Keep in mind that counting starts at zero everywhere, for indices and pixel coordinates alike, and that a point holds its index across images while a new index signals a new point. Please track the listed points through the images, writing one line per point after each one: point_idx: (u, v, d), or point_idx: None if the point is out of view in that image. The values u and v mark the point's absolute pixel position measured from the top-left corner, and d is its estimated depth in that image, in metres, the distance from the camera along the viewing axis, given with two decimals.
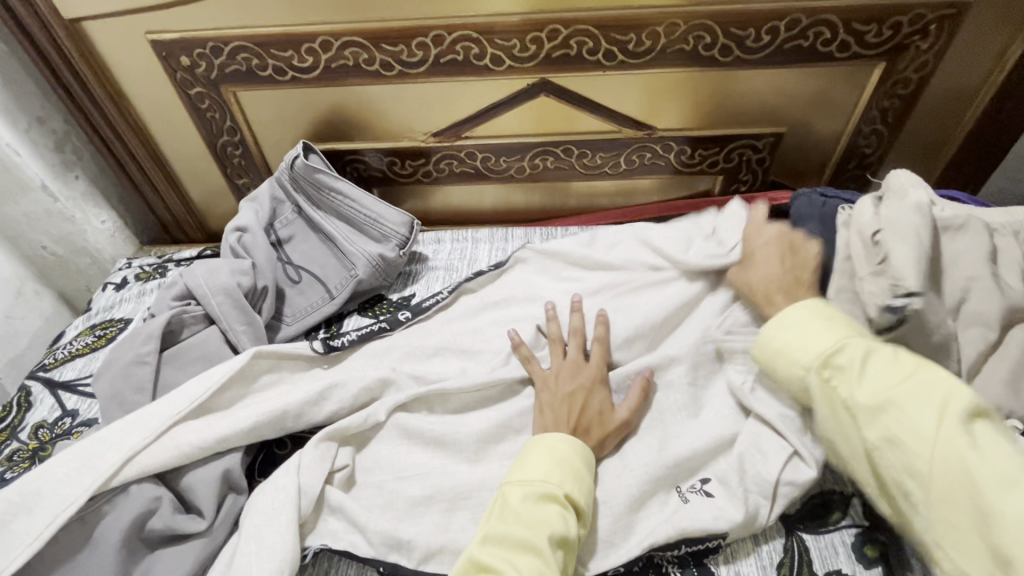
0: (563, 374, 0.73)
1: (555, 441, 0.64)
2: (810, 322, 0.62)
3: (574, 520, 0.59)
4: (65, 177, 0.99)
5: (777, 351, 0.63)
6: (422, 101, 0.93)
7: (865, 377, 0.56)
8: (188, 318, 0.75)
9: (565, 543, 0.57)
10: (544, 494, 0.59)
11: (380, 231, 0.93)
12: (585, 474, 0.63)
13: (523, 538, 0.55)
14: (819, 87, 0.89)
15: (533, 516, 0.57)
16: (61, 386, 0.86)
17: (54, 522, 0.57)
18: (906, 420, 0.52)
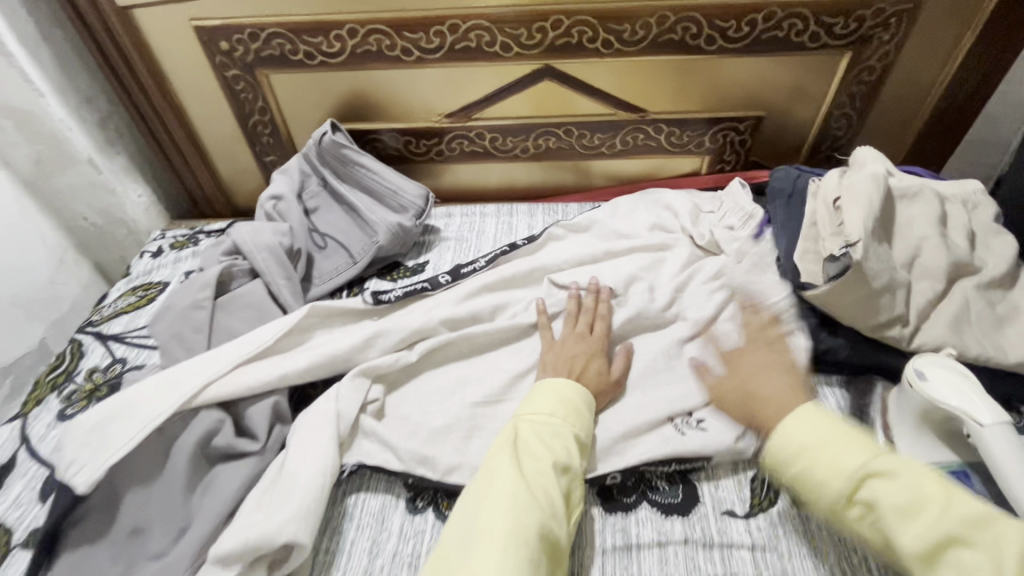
0: (569, 340, 0.82)
1: (558, 386, 0.73)
2: (828, 443, 0.55)
3: (577, 453, 0.67)
4: (108, 152, 1.08)
5: (798, 480, 0.56)
6: (437, 85, 1.03)
7: (898, 520, 0.50)
8: (235, 271, 0.85)
9: (569, 470, 0.65)
10: (550, 425, 0.68)
11: (399, 202, 1.02)
12: (587, 418, 0.72)
13: (531, 460, 0.64)
14: (794, 75, 0.99)
15: (541, 446, 0.65)
16: (110, 338, 0.94)
17: (144, 429, 0.66)
18: (966, 574, 0.45)
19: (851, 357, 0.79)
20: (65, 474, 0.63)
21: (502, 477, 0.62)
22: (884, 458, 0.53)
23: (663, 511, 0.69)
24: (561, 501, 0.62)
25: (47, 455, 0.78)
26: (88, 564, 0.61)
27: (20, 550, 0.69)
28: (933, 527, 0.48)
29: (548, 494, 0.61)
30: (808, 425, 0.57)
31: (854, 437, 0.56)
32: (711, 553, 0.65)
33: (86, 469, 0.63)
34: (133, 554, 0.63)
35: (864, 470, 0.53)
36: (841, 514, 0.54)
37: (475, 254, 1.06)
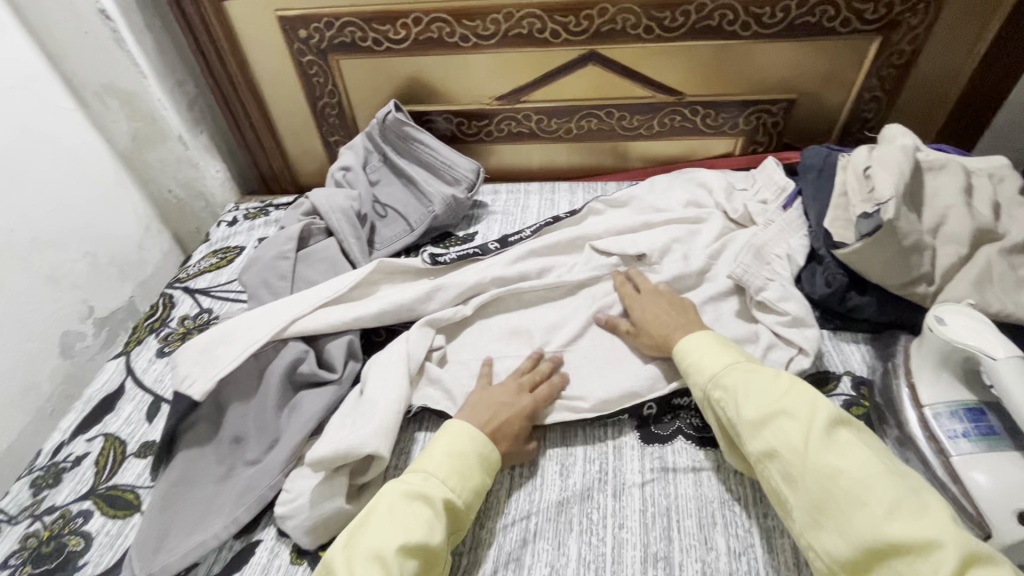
0: (646, 308, 0.83)
1: (452, 440, 0.69)
2: (708, 347, 0.72)
3: (440, 529, 0.61)
4: (194, 130, 1.22)
5: (686, 369, 0.73)
6: (489, 69, 1.12)
7: (744, 396, 0.64)
8: (313, 229, 0.99)
9: (426, 553, 0.59)
10: (415, 496, 0.63)
11: (453, 175, 1.12)
12: (474, 479, 0.67)
13: (376, 542, 0.58)
14: (825, 59, 1.06)
15: (393, 524, 0.60)
16: (197, 292, 1.06)
17: (243, 353, 0.77)
18: (780, 432, 0.60)
19: (876, 314, 0.85)
20: (180, 386, 0.75)
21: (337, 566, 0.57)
22: (754, 366, 0.68)
23: (698, 443, 0.75)
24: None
25: (150, 384, 0.90)
26: (201, 464, 0.74)
27: (134, 458, 0.80)
28: (767, 403, 0.62)
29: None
30: (705, 343, 0.73)
31: (737, 350, 0.72)
32: (742, 478, 0.71)
33: (199, 381, 0.75)
34: (236, 457, 0.75)
35: (735, 368, 0.68)
36: (710, 397, 0.68)
37: (520, 226, 1.15)
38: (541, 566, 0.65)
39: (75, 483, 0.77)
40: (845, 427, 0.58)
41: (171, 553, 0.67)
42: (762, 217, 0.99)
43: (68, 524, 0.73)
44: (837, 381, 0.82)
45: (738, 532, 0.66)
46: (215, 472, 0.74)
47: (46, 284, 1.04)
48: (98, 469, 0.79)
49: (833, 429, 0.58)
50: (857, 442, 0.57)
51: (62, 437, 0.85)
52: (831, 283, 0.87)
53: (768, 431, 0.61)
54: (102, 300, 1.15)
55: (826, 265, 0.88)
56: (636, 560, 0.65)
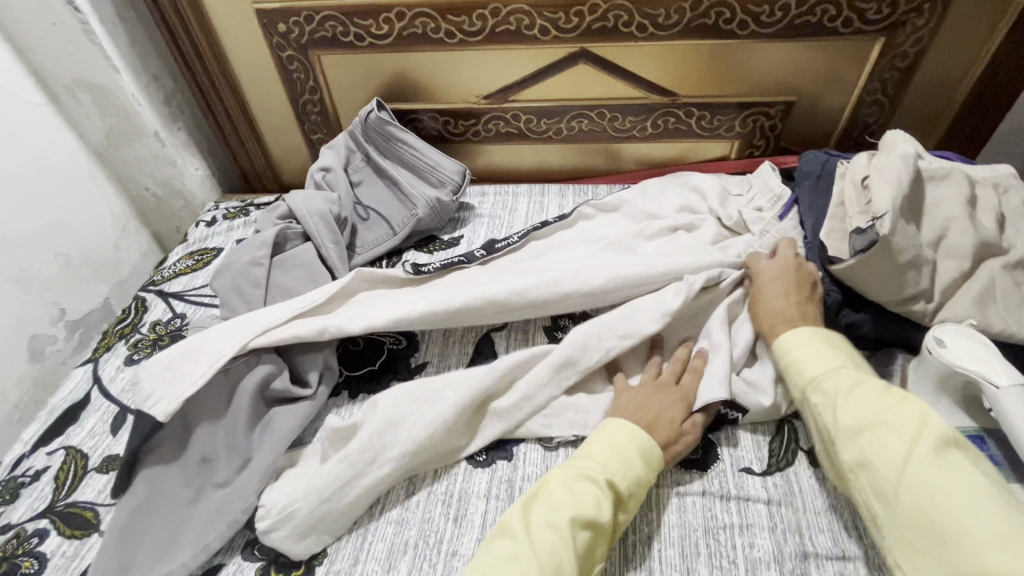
0: (762, 289, 0.79)
1: (616, 428, 0.67)
2: (809, 343, 0.70)
3: (607, 505, 0.61)
4: (170, 126, 1.17)
5: (786, 363, 0.71)
6: (476, 67, 1.08)
7: (845, 403, 0.62)
8: (289, 234, 0.95)
9: (596, 527, 0.59)
10: (586, 475, 0.63)
11: (438, 177, 1.08)
12: (637, 469, 0.64)
13: (552, 511, 0.60)
14: (825, 60, 1.01)
15: (563, 497, 0.61)
16: (171, 295, 1.02)
17: (210, 367, 0.73)
18: (877, 442, 0.58)
19: (874, 331, 0.81)
20: (145, 404, 0.71)
21: (513, 531, 0.59)
22: (864, 372, 0.65)
23: (683, 467, 0.72)
24: (572, 565, 0.56)
25: (117, 394, 0.87)
26: (165, 486, 0.70)
27: (95, 473, 0.76)
28: (871, 412, 0.60)
29: (563, 564, 0.56)
30: (812, 339, 0.70)
31: (846, 350, 0.69)
32: (727, 505, 0.68)
33: (164, 401, 0.71)
34: (202, 477, 0.71)
35: (840, 370, 0.65)
36: (807, 396, 0.67)
37: (507, 230, 1.11)
38: None
39: (33, 500, 0.74)
40: (958, 448, 0.55)
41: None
42: (757, 225, 0.95)
43: (23, 544, 0.70)
44: None
45: (723, 563, 0.63)
46: (180, 495, 0.70)
47: (13, 287, 1.00)
48: (57, 485, 0.75)
49: (940, 449, 0.55)
50: (966, 463, 0.54)
51: (22, 449, 0.82)
52: (824, 299, 0.82)
53: (864, 442, 0.59)
54: (75, 303, 1.12)
55: (821, 280, 0.84)
56: None
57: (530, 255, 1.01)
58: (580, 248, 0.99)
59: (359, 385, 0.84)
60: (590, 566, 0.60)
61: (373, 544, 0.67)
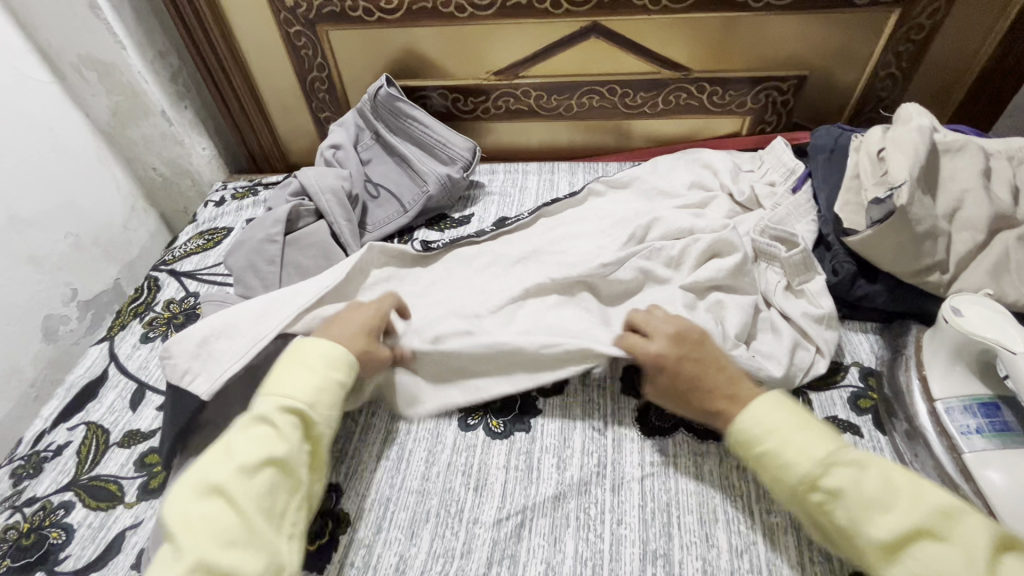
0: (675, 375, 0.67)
1: (302, 353, 0.66)
2: (788, 430, 0.58)
3: (292, 442, 0.59)
4: (177, 105, 1.16)
5: (766, 457, 0.59)
6: (486, 42, 1.07)
7: (869, 509, 0.52)
8: (302, 211, 0.94)
9: (276, 464, 0.58)
10: (258, 418, 0.60)
11: (448, 154, 1.07)
12: (317, 377, 0.64)
13: (210, 476, 0.56)
14: (839, 34, 1.01)
15: (232, 454, 0.57)
16: (184, 275, 1.02)
17: (251, 346, 0.74)
18: (928, 562, 0.49)
19: (887, 303, 0.82)
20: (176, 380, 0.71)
21: (173, 528, 0.53)
22: (859, 452, 0.56)
23: (701, 437, 0.73)
24: (243, 513, 0.54)
25: (134, 370, 0.87)
26: None
27: (117, 447, 0.77)
28: (908, 516, 0.51)
29: (237, 523, 0.53)
30: (782, 407, 0.60)
31: (827, 429, 0.59)
32: (745, 474, 0.69)
33: (201, 378, 0.70)
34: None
35: (839, 456, 0.55)
36: (808, 498, 0.56)
37: (518, 207, 1.11)
38: (536, 562, 0.63)
39: (56, 474, 0.75)
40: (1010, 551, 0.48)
41: None
42: (770, 200, 0.95)
43: (50, 516, 0.70)
44: (844, 371, 0.79)
45: (741, 529, 0.64)
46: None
47: (25, 267, 1.00)
48: (80, 459, 0.76)
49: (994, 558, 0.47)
50: None
51: (43, 425, 0.82)
52: (838, 271, 0.83)
53: (908, 560, 0.50)
54: (86, 283, 1.12)
55: (835, 252, 0.85)
56: (635, 557, 0.63)
57: (541, 231, 1.01)
58: (592, 224, 1.00)
59: None
60: (287, 509, 0.58)
61: (395, 513, 0.68)
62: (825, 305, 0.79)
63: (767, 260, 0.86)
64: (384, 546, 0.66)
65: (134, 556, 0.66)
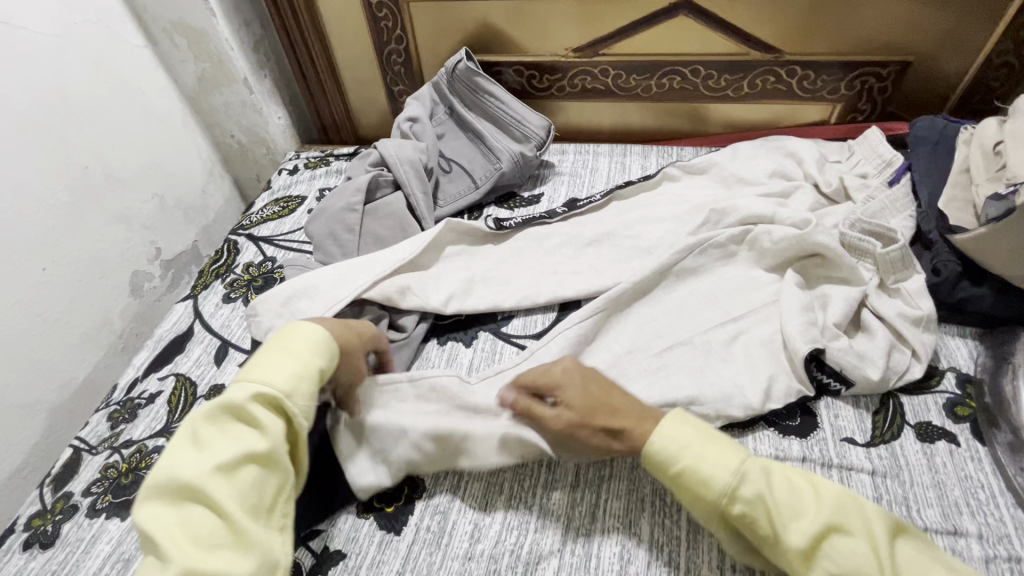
0: (572, 391, 0.64)
1: (280, 335, 0.61)
2: (697, 445, 0.58)
3: (269, 433, 0.55)
4: (258, 74, 1.19)
5: (680, 479, 0.57)
6: (568, 18, 1.05)
7: (784, 512, 0.53)
8: (382, 181, 0.95)
9: (255, 460, 0.54)
10: (228, 414, 0.55)
11: (522, 132, 1.06)
12: (286, 370, 0.57)
13: (181, 475, 0.52)
14: (952, 17, 0.94)
15: (207, 450, 0.53)
16: (261, 239, 1.06)
17: (332, 310, 0.75)
18: (841, 559, 0.50)
19: (993, 308, 0.76)
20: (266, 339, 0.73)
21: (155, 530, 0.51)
22: (759, 458, 0.58)
23: (782, 434, 0.71)
24: (227, 515, 0.50)
25: (218, 328, 0.91)
26: None
27: (204, 399, 0.81)
28: (815, 519, 0.52)
29: (221, 525, 0.51)
30: (688, 423, 0.60)
31: (723, 436, 0.59)
32: (829, 472, 0.67)
33: None
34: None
35: (750, 465, 0.56)
36: (728, 511, 0.55)
37: (588, 189, 1.09)
38: (610, 544, 0.63)
39: (150, 420, 0.79)
40: (902, 537, 0.52)
41: None
42: (863, 192, 0.90)
43: (145, 459, 0.75)
44: (940, 377, 0.75)
45: None
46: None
47: (118, 225, 1.05)
48: (171, 408, 0.80)
49: (894, 546, 0.50)
50: (918, 557, 0.50)
51: (136, 373, 0.87)
52: (940, 271, 0.78)
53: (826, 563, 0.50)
54: (168, 242, 1.17)
55: (937, 251, 0.80)
56: (713, 547, 0.62)
57: (613, 214, 1.00)
58: (668, 209, 0.98)
59: (447, 332, 0.86)
60: (276, 499, 0.55)
61: (468, 484, 0.69)
62: (924, 307, 0.75)
63: (855, 253, 0.82)
64: (460, 514, 0.67)
65: None
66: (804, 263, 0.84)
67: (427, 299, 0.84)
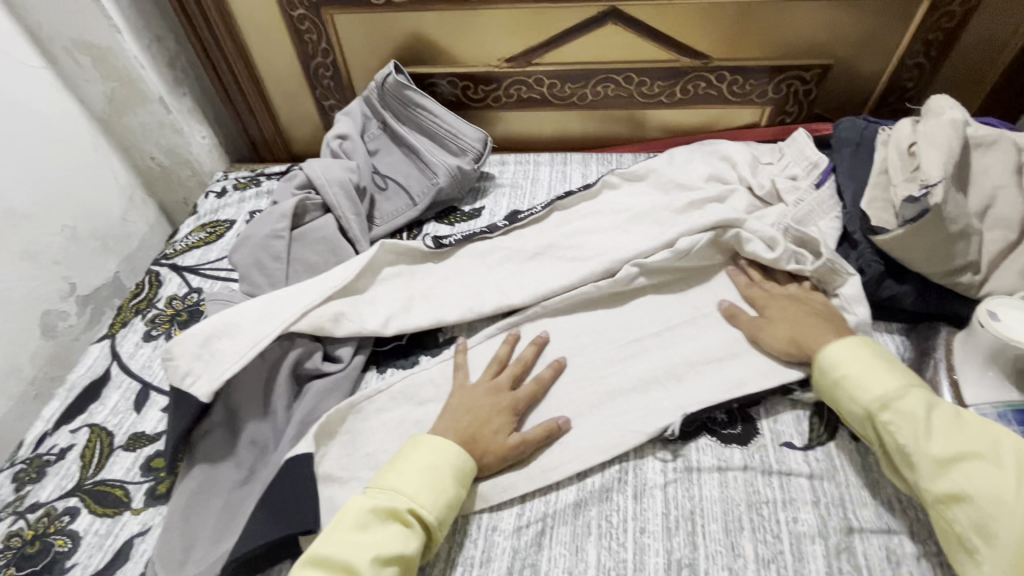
0: (779, 312, 0.78)
1: (439, 446, 0.64)
2: (865, 362, 0.67)
3: (414, 540, 0.58)
4: (176, 92, 1.12)
5: (841, 384, 0.67)
6: (497, 28, 1.03)
7: (931, 430, 0.60)
8: (309, 204, 0.90)
9: (401, 562, 0.56)
10: (389, 513, 0.59)
11: (459, 145, 1.03)
12: (450, 492, 0.62)
13: (342, 556, 0.55)
14: (867, 22, 0.97)
15: (366, 539, 0.57)
16: (185, 270, 0.99)
17: (254, 347, 0.71)
18: (973, 477, 0.56)
19: (917, 305, 0.79)
20: (182, 383, 0.68)
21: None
22: (928, 392, 0.64)
23: (725, 444, 0.71)
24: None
25: (137, 370, 0.84)
26: (220, 467, 0.68)
27: (122, 450, 0.75)
28: (981, 436, 0.58)
29: None
30: (852, 350, 0.68)
31: (896, 368, 0.66)
32: (770, 479, 0.67)
33: (203, 379, 0.68)
34: (256, 460, 0.69)
35: (905, 394, 0.63)
36: (878, 420, 0.63)
37: (530, 200, 1.08)
38: (558, 573, 0.61)
39: (60, 478, 0.73)
40: None
41: (199, 564, 0.61)
42: (792, 194, 0.92)
43: (54, 523, 0.68)
44: None
45: (767, 537, 0.62)
46: (234, 477, 0.68)
47: (22, 262, 0.97)
48: (84, 463, 0.74)
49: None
50: None
51: (44, 427, 0.80)
52: (865, 270, 0.80)
53: (961, 477, 0.57)
54: (85, 277, 1.08)
55: (862, 251, 0.82)
56: (659, 567, 0.61)
57: (554, 225, 0.99)
58: (608, 219, 0.97)
59: (387, 358, 0.83)
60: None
61: None
62: (858, 311, 0.77)
63: (765, 243, 0.84)
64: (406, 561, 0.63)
65: (142, 565, 0.64)
66: (729, 254, 0.85)
67: (362, 325, 0.81)
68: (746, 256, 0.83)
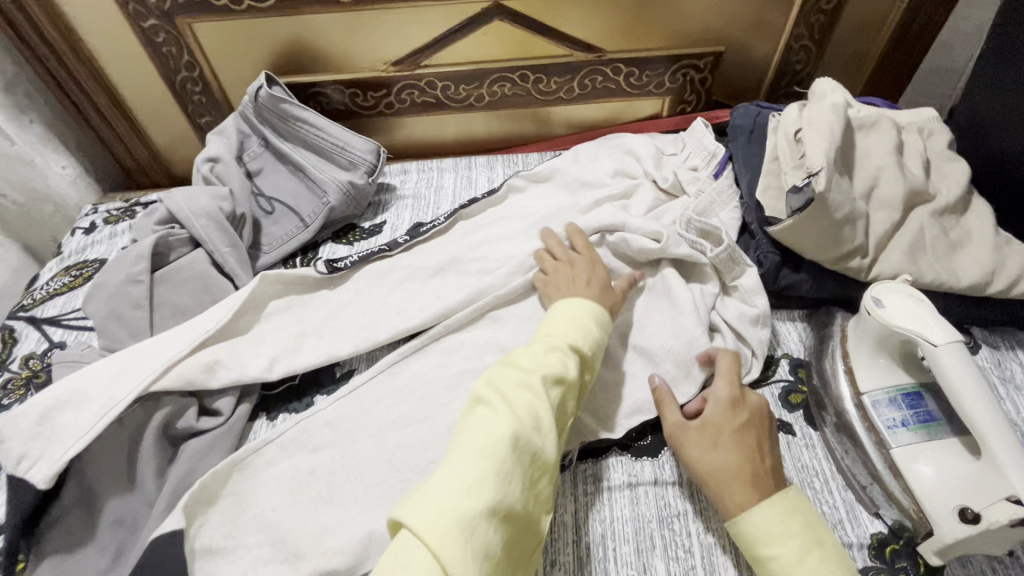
0: (716, 430, 0.63)
1: (571, 304, 0.71)
2: (798, 541, 0.54)
3: (574, 367, 0.63)
4: (20, 119, 0.98)
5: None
6: (378, 29, 0.96)
7: None
8: (172, 241, 0.82)
9: (565, 382, 0.62)
10: (552, 347, 0.64)
11: (348, 159, 0.96)
12: (595, 334, 0.69)
13: (514, 376, 0.61)
14: (751, 7, 0.97)
15: (532, 363, 0.62)
16: (46, 322, 0.88)
17: (102, 417, 0.63)
18: None
19: (812, 291, 0.80)
20: (17, 469, 0.59)
21: (490, 395, 0.59)
22: None
23: (635, 458, 0.69)
24: (548, 414, 0.58)
25: None
26: (78, 557, 0.60)
27: None
28: None
29: (541, 419, 0.57)
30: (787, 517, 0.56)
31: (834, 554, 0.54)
32: (680, 491, 0.66)
33: (43, 462, 0.60)
34: (122, 541, 0.61)
35: None
36: None
37: (434, 211, 1.02)
38: None
39: None
40: None
41: None
42: (693, 186, 0.90)
43: None
44: (776, 365, 0.78)
45: (678, 554, 0.61)
46: (94, 566, 0.60)
47: None
48: None
49: None
50: None
51: None
52: (763, 262, 0.80)
53: None
54: None
55: (759, 242, 0.82)
56: None
57: (459, 237, 0.93)
58: (514, 225, 0.92)
59: (279, 403, 0.76)
60: (562, 425, 0.62)
61: None
62: (759, 304, 0.77)
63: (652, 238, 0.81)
64: None
65: None
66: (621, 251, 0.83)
67: (244, 369, 0.74)
68: (648, 256, 0.81)
